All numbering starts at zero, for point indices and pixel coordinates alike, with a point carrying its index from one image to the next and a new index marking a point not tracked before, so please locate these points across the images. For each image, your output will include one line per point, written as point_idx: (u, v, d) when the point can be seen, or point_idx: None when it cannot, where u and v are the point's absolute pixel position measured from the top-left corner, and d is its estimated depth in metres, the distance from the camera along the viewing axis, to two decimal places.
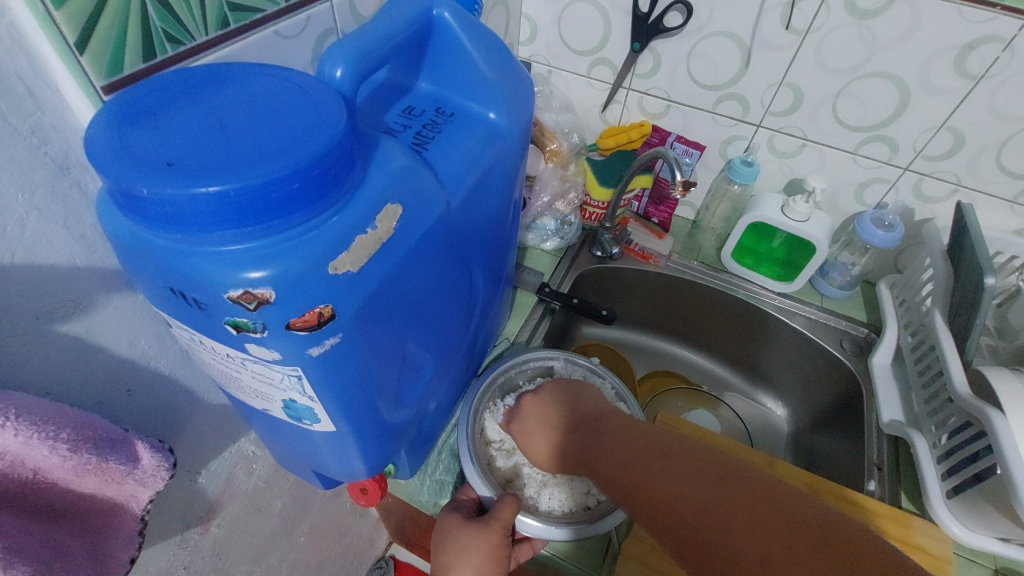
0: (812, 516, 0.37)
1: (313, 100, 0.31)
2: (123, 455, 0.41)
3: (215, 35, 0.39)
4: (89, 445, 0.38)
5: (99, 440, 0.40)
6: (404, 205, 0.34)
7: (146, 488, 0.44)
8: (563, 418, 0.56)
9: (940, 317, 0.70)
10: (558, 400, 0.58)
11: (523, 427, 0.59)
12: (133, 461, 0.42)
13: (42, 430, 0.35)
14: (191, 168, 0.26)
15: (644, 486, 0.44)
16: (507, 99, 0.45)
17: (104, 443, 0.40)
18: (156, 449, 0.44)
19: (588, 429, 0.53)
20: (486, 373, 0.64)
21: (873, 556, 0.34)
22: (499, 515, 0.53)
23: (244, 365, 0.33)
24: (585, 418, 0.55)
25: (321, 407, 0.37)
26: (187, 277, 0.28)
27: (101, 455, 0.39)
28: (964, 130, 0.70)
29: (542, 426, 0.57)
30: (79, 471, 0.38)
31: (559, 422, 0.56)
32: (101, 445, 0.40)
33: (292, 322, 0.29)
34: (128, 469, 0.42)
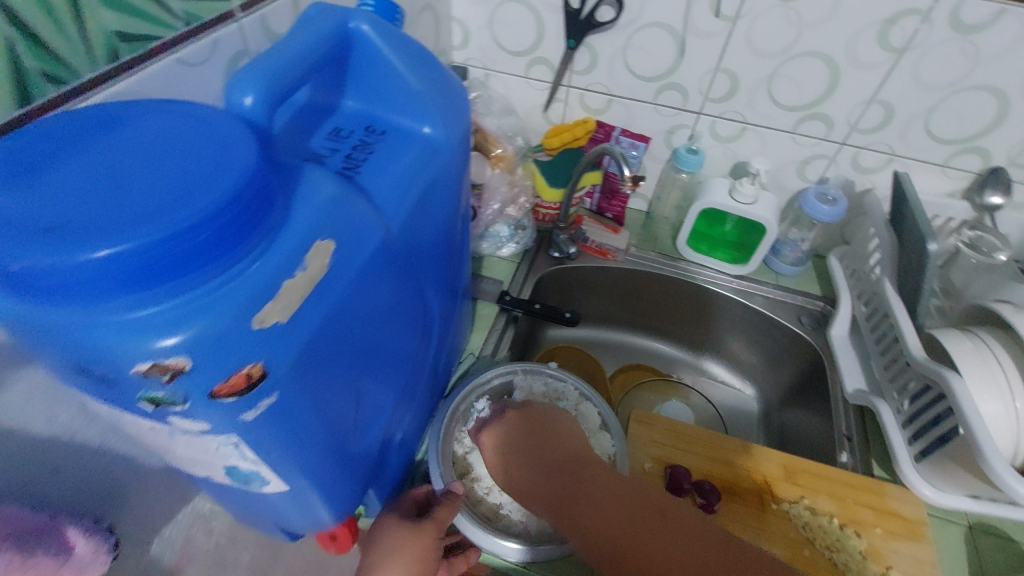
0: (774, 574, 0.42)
1: (219, 134, 0.28)
2: (52, 545, 0.37)
3: (105, 70, 0.35)
4: (9, 543, 0.34)
5: (20, 534, 0.35)
6: (338, 239, 0.31)
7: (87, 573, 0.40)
8: (540, 456, 0.52)
9: (890, 284, 0.71)
10: (535, 434, 0.54)
11: (494, 456, 0.55)
12: (64, 549, 0.38)
13: None
14: (73, 230, 0.22)
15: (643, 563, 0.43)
16: (441, 110, 0.42)
17: (25, 538, 0.35)
18: (90, 533, 0.42)
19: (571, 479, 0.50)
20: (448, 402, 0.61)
21: None
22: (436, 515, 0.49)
23: (173, 437, 0.30)
24: (566, 463, 0.51)
25: (268, 470, 0.33)
26: (88, 354, 0.24)
27: (26, 550, 0.35)
28: (894, 101, 0.72)
29: (515, 458, 0.53)
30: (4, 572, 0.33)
31: (533, 462, 0.52)
32: (23, 539, 0.35)
33: (216, 389, 0.25)
34: (66, 557, 0.39)
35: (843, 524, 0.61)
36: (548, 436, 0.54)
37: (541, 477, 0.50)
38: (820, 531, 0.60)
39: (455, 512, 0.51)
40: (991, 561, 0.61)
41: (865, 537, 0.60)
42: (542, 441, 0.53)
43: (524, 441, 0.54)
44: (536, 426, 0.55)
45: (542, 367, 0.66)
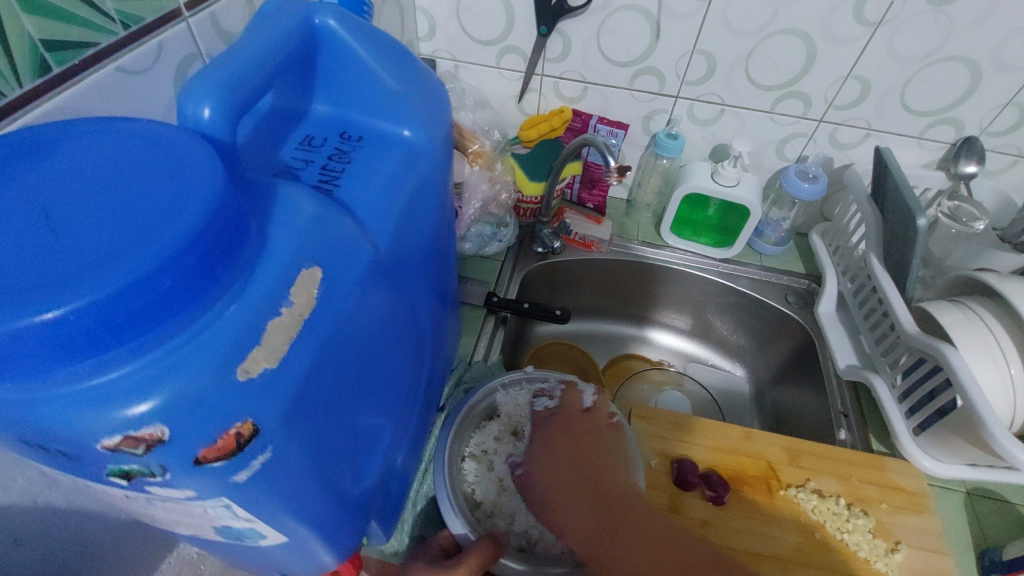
0: None
1: (175, 155, 0.24)
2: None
3: (34, 86, 0.30)
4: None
5: None
6: (323, 264, 0.28)
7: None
8: (582, 475, 0.52)
9: (876, 258, 0.71)
10: (588, 456, 0.54)
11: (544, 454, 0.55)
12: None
13: None
14: (3, 291, 0.18)
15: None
16: (421, 109, 0.38)
17: None
18: None
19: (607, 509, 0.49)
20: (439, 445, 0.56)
21: None
22: (465, 561, 0.46)
23: (152, 503, 0.26)
24: (609, 495, 0.51)
25: (265, 525, 0.30)
26: (41, 431, 0.20)
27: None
28: (870, 76, 0.72)
29: (564, 474, 0.53)
30: None
31: (581, 486, 0.51)
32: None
33: (202, 455, 0.22)
34: None
35: (850, 503, 0.61)
36: (599, 459, 0.53)
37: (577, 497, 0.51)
38: (829, 514, 0.60)
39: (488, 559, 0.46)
40: (990, 526, 0.62)
41: (872, 515, 0.60)
42: (591, 464, 0.53)
43: (573, 455, 0.54)
44: (589, 448, 0.54)
45: (517, 375, 0.62)
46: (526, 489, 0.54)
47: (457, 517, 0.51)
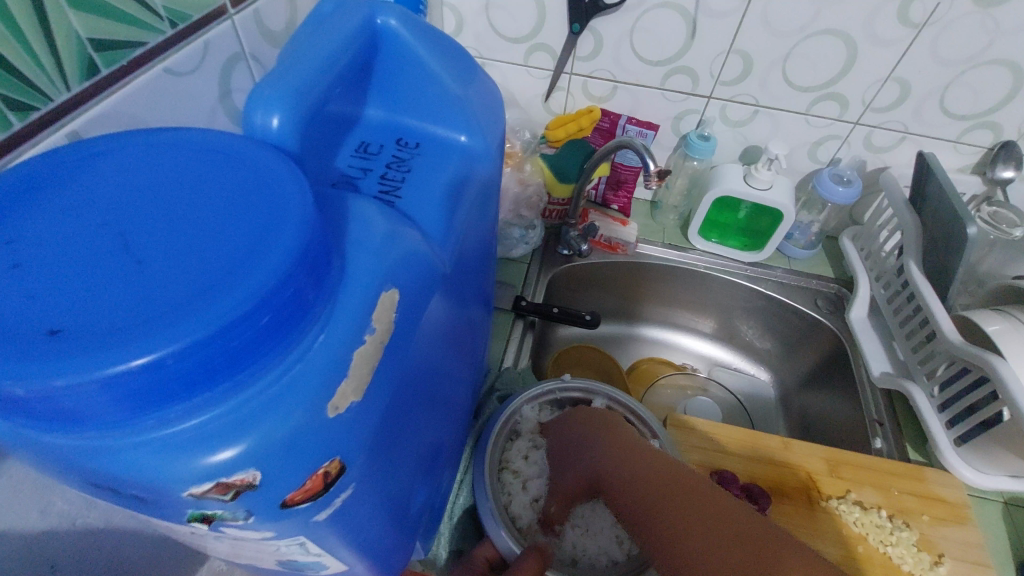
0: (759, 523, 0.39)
1: (256, 172, 0.22)
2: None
3: (81, 90, 0.28)
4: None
5: None
6: (400, 285, 0.26)
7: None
8: (591, 432, 0.51)
9: (915, 264, 0.70)
10: (594, 419, 0.52)
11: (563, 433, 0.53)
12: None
13: None
14: (91, 332, 0.16)
15: (660, 542, 0.40)
16: (481, 116, 0.37)
17: None
18: None
19: (621, 454, 0.47)
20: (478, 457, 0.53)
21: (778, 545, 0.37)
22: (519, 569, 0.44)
23: (220, 539, 0.25)
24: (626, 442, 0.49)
25: (331, 557, 0.28)
26: (120, 478, 0.18)
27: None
28: (909, 79, 0.70)
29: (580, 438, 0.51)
30: None
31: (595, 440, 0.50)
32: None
33: (290, 498, 0.20)
34: None
35: (892, 515, 0.60)
36: (606, 419, 0.52)
37: (591, 454, 0.50)
38: (872, 526, 0.58)
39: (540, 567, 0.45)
40: None
41: (914, 527, 0.59)
42: (597, 422, 0.52)
43: (581, 422, 0.53)
44: (596, 415, 0.53)
45: (544, 387, 0.59)
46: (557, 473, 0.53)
47: (499, 529, 0.49)
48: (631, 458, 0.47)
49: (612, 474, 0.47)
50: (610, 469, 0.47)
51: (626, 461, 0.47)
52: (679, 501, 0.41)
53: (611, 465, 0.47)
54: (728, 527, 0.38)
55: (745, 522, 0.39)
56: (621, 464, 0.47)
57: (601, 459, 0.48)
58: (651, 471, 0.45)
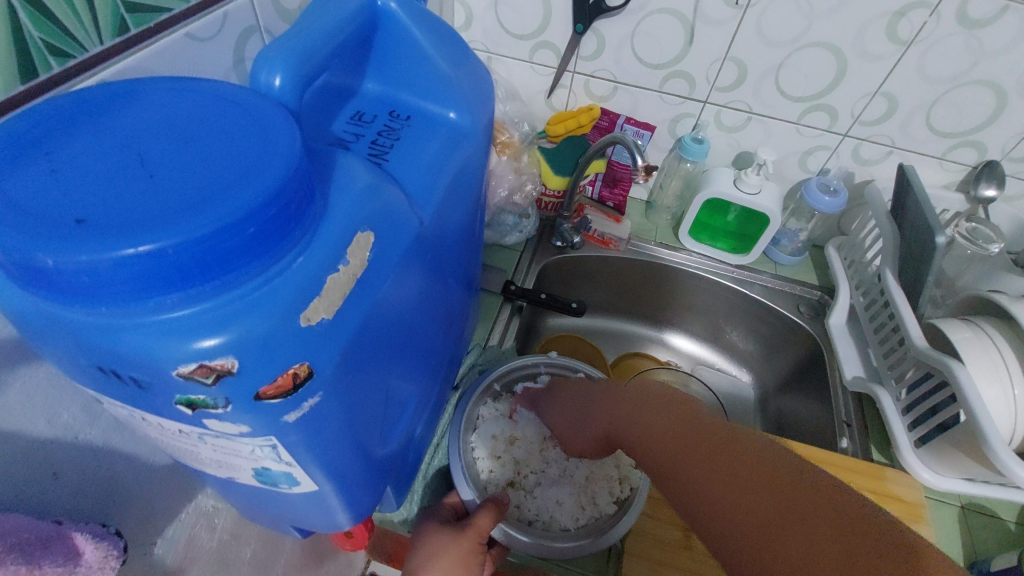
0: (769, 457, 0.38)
1: (257, 118, 0.26)
2: (61, 553, 0.35)
3: (112, 44, 0.32)
4: (16, 554, 0.32)
5: (25, 545, 0.33)
6: (375, 230, 0.30)
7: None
8: (586, 399, 0.53)
9: (891, 274, 0.72)
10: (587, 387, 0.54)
11: (558, 406, 0.56)
12: (73, 556, 0.36)
13: None
14: (110, 221, 0.20)
15: (680, 496, 0.40)
16: (469, 96, 0.40)
17: (33, 547, 0.33)
18: (100, 537, 0.38)
19: (621, 413, 0.48)
20: (455, 419, 0.56)
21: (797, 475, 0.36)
22: (476, 523, 0.48)
23: (202, 440, 0.28)
24: (618, 398, 0.50)
25: (301, 471, 0.32)
26: (122, 356, 0.22)
27: (33, 561, 0.32)
28: (897, 94, 0.73)
29: (575, 408, 0.54)
30: None
31: (593, 404, 0.52)
32: (31, 551, 0.33)
33: (262, 391, 0.24)
34: (70, 567, 0.35)
35: None
36: (591, 387, 0.54)
37: (594, 421, 0.51)
38: None
39: (497, 521, 0.49)
40: (982, 539, 0.63)
41: None
42: (593, 390, 0.53)
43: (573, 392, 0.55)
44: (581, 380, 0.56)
45: (528, 360, 0.62)
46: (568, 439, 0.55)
47: (470, 488, 0.52)
48: (635, 416, 0.47)
49: (623, 440, 0.48)
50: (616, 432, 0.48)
51: (639, 418, 0.47)
52: (711, 455, 0.40)
53: (622, 426, 0.48)
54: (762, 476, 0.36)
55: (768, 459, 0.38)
56: (629, 423, 0.47)
57: (609, 421, 0.49)
58: (659, 424, 0.45)
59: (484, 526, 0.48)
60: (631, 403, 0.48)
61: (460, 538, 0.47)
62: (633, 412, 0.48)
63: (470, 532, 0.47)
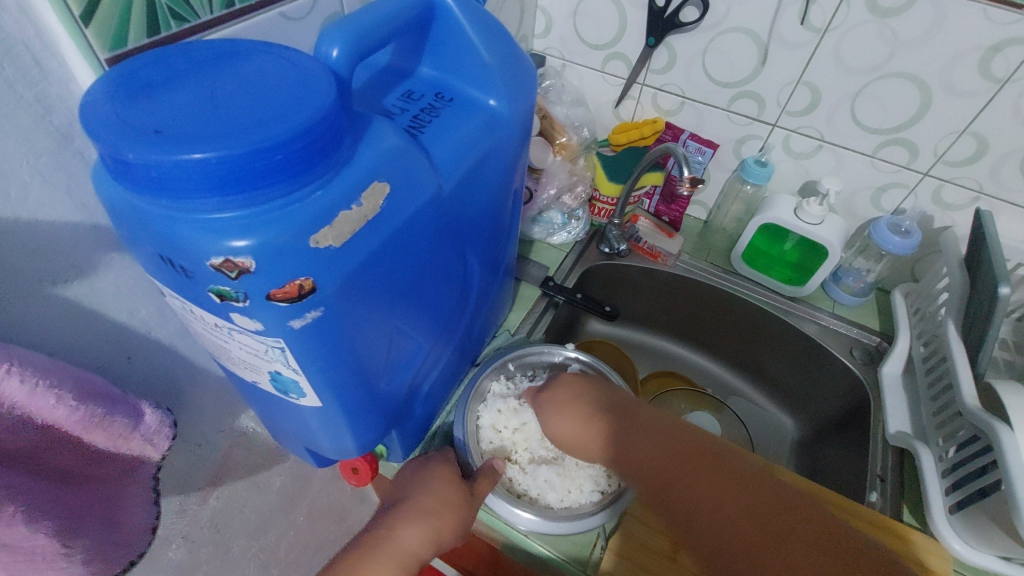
0: (759, 482, 0.46)
1: (306, 77, 0.31)
2: (127, 412, 0.41)
3: (219, 14, 0.39)
4: (93, 398, 0.38)
5: (103, 397, 0.40)
6: (392, 185, 0.35)
7: (152, 445, 0.44)
8: (586, 403, 0.55)
9: (953, 327, 0.67)
10: (594, 388, 0.57)
11: (553, 408, 0.57)
12: (137, 417, 0.42)
13: (48, 382, 0.35)
14: (179, 136, 0.27)
15: (678, 505, 0.46)
16: (508, 86, 0.45)
17: (107, 401, 0.40)
18: (156, 407, 0.45)
19: (624, 427, 0.53)
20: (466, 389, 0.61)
21: (782, 498, 0.44)
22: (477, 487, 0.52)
23: (231, 336, 0.34)
24: (621, 412, 0.54)
25: (306, 381, 0.37)
26: (174, 244, 0.28)
27: (106, 410, 0.39)
28: (988, 135, 0.68)
29: (572, 412, 0.55)
30: (86, 424, 0.38)
31: (595, 411, 0.55)
32: (106, 402, 0.40)
33: (272, 292, 0.30)
34: (133, 426, 0.42)
35: None
36: (587, 393, 0.56)
37: (594, 425, 0.54)
38: None
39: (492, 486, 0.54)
40: None
41: None
42: (590, 393, 0.56)
43: (569, 394, 0.57)
44: (574, 382, 0.58)
45: (546, 349, 0.65)
46: (560, 440, 0.57)
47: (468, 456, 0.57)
48: (641, 428, 0.52)
49: (623, 451, 0.52)
50: (618, 444, 0.52)
51: (642, 434, 0.52)
52: (709, 473, 0.47)
53: (621, 437, 0.52)
54: (749, 493, 0.44)
55: (758, 483, 0.45)
56: (632, 437, 0.52)
57: (612, 429, 0.53)
58: (662, 440, 0.50)
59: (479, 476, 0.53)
60: (636, 419, 0.53)
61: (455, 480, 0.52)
62: (638, 426, 0.52)
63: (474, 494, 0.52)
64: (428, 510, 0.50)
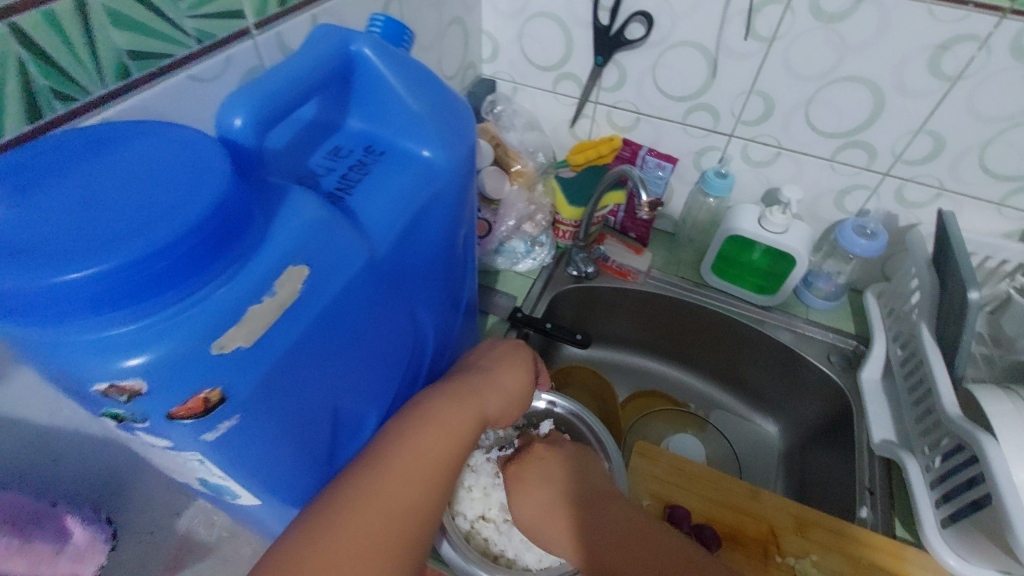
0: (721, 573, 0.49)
1: (198, 161, 0.28)
2: (53, 530, 0.39)
3: (114, 87, 0.36)
4: (9, 525, 0.36)
5: (21, 519, 0.37)
6: (313, 265, 0.32)
7: (85, 563, 0.41)
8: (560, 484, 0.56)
9: (928, 329, 0.66)
10: (576, 464, 0.58)
11: (529, 487, 0.57)
12: (65, 535, 0.40)
13: None
14: (38, 254, 0.23)
15: None
16: (440, 134, 0.42)
17: (27, 523, 0.37)
18: (89, 521, 0.42)
19: (604, 517, 0.53)
20: None
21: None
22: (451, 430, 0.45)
23: (146, 447, 0.31)
24: (603, 497, 0.54)
25: (237, 485, 0.34)
26: (54, 369, 0.25)
27: (25, 535, 0.36)
28: (944, 133, 0.67)
29: (545, 492, 0.55)
30: (6, 551, 0.35)
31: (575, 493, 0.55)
32: (25, 525, 0.37)
33: (174, 410, 0.27)
34: (60, 544, 0.39)
35: None
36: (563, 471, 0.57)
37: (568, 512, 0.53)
38: None
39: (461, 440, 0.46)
40: None
41: None
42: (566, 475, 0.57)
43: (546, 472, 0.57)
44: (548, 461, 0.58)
45: None
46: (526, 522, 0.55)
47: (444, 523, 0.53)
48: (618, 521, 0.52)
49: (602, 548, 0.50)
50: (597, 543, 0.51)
51: (620, 530, 0.51)
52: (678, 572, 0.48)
53: (601, 535, 0.51)
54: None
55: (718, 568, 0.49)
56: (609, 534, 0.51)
57: (588, 522, 0.52)
58: (643, 545, 0.50)
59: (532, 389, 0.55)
60: (615, 509, 0.53)
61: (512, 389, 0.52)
62: (620, 521, 0.52)
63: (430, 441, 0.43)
64: (461, 413, 0.45)
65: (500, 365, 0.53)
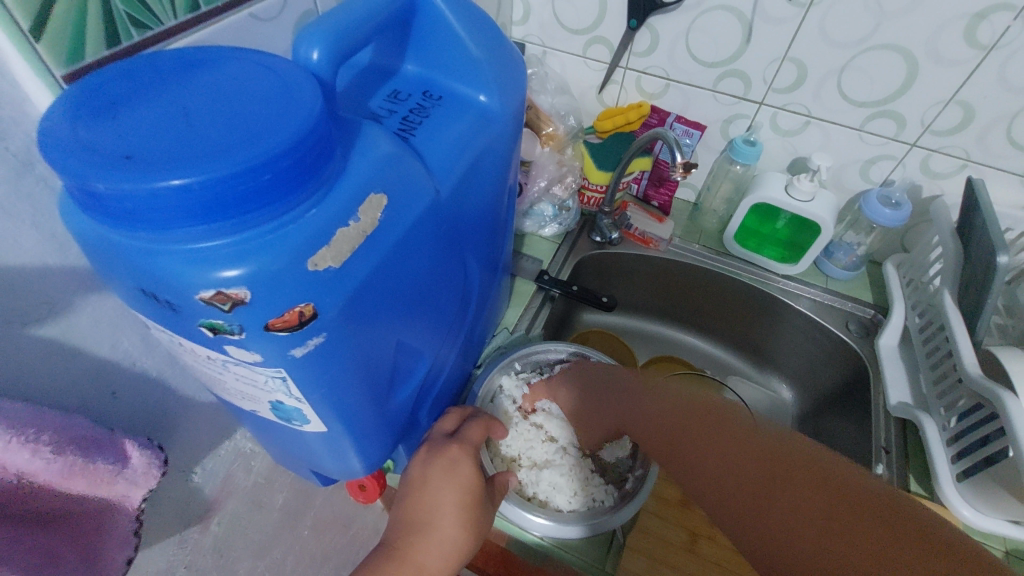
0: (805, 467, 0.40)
1: (289, 84, 0.29)
2: (114, 463, 0.38)
3: (184, 19, 0.36)
4: (73, 446, 0.35)
5: (86, 441, 0.36)
6: (390, 195, 0.33)
7: (139, 486, 0.40)
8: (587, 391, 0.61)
9: (950, 295, 0.67)
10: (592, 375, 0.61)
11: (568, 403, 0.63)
12: (123, 461, 0.39)
13: (20, 434, 0.31)
14: (151, 160, 0.24)
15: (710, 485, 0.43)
16: (497, 80, 0.43)
17: (91, 445, 0.36)
18: (146, 446, 0.41)
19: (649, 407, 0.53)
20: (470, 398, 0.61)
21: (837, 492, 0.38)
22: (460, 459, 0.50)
23: (225, 367, 0.32)
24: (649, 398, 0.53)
25: (309, 408, 0.35)
26: (157, 278, 0.26)
27: (87, 457, 0.36)
28: (974, 104, 0.68)
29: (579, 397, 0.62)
30: (67, 473, 0.34)
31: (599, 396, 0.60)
32: (88, 446, 0.36)
33: (271, 322, 0.28)
34: (117, 469, 0.38)
35: None
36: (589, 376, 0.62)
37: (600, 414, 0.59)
38: None
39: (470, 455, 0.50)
40: None
41: None
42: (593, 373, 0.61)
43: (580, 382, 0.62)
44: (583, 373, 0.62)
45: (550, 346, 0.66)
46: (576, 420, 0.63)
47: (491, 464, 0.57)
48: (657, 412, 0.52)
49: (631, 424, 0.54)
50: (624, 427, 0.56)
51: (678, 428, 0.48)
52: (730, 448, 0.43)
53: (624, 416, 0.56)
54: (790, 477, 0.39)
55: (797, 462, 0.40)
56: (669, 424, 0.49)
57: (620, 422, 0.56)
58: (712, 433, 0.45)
59: (490, 505, 0.49)
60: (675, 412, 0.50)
61: (453, 512, 0.46)
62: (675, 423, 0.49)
63: (462, 442, 0.51)
64: (461, 456, 0.50)
65: (438, 486, 0.47)
